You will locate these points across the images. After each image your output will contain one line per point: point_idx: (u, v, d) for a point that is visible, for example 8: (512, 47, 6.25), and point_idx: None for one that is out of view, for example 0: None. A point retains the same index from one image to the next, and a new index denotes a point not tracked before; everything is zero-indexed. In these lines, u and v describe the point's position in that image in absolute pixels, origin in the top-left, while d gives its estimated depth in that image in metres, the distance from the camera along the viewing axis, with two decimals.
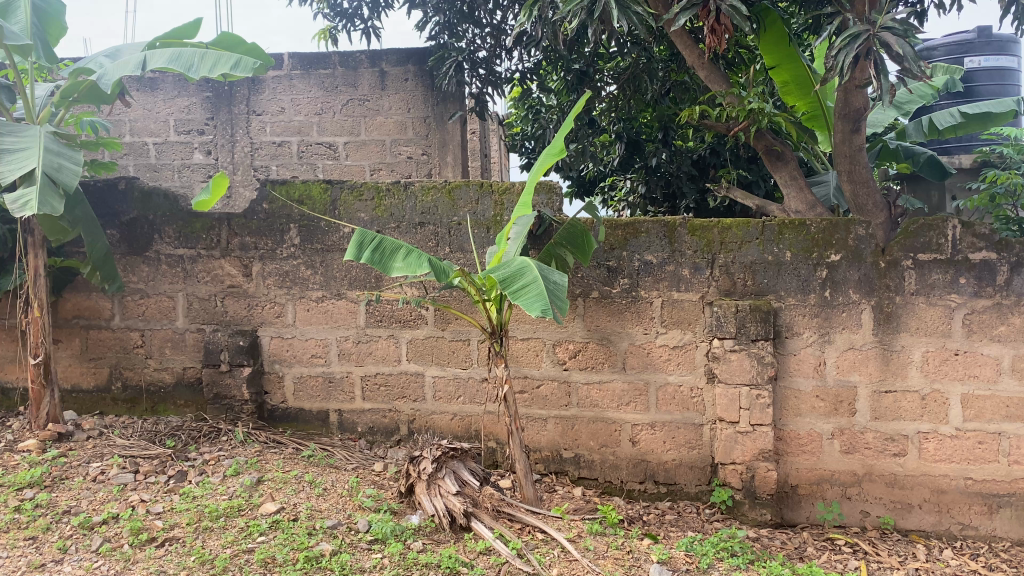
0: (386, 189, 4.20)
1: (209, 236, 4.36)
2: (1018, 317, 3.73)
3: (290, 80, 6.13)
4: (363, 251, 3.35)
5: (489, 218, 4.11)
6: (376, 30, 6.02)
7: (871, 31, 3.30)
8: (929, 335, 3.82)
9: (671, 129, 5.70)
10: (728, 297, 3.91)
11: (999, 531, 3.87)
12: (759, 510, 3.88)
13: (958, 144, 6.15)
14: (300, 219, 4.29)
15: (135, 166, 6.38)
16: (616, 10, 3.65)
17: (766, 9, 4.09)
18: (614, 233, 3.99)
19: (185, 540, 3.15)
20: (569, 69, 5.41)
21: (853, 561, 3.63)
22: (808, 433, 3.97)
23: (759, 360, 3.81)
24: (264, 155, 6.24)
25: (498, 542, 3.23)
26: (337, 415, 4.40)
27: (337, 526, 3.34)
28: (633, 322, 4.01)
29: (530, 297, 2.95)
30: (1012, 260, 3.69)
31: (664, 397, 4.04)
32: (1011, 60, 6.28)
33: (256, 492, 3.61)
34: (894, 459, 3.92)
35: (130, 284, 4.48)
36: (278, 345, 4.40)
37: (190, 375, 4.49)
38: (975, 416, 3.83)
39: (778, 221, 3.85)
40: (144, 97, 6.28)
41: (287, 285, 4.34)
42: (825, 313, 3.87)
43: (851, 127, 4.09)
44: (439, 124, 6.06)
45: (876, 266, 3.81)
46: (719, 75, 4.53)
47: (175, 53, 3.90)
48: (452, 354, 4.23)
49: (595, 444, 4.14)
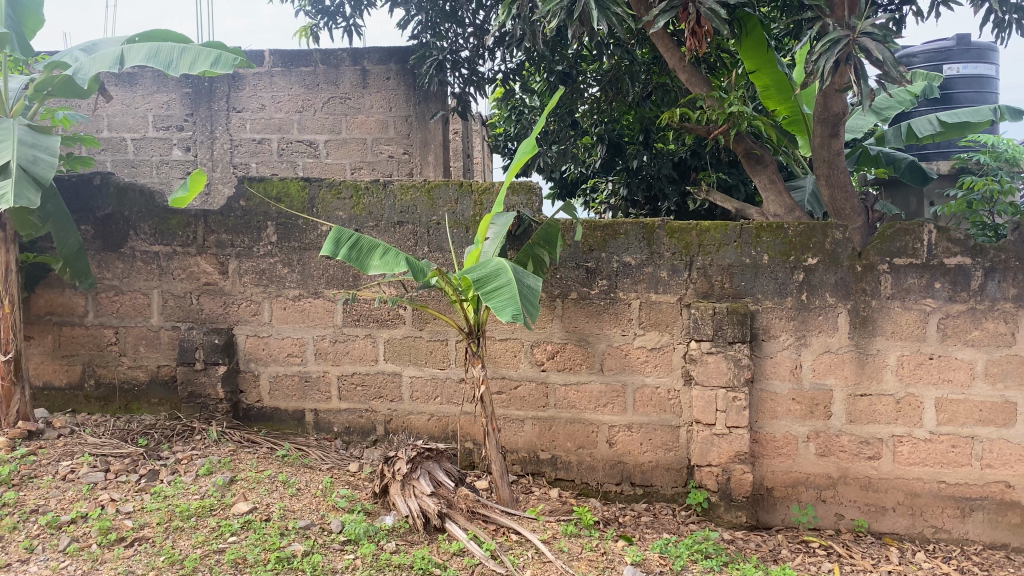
0: (365, 187, 4.17)
1: (185, 233, 4.32)
2: (991, 322, 3.76)
3: (270, 77, 6.09)
4: (340, 247, 3.32)
5: (468, 219, 4.09)
6: (358, 28, 5.97)
7: (851, 37, 3.31)
8: (904, 339, 3.84)
9: (651, 132, 5.73)
10: (706, 300, 3.91)
11: (972, 534, 3.89)
12: (733, 512, 3.88)
13: (937, 150, 6.27)
14: (277, 217, 4.24)
15: (113, 162, 6.31)
16: (596, 10, 3.60)
17: (748, 15, 4.11)
18: (593, 234, 3.97)
19: (154, 540, 3.11)
20: (552, 71, 5.33)
21: (826, 564, 3.65)
22: (784, 436, 3.98)
23: (736, 362, 3.80)
24: (243, 153, 6.20)
25: (472, 543, 3.20)
26: (313, 414, 4.36)
27: (310, 526, 3.31)
28: (611, 323, 4.01)
29: (501, 301, 2.95)
30: (985, 265, 3.72)
31: (642, 399, 4.03)
32: (989, 68, 6.34)
33: (229, 492, 3.56)
34: (869, 462, 3.94)
35: (104, 281, 4.42)
36: (253, 343, 4.36)
37: (164, 373, 4.44)
38: (949, 420, 3.85)
39: (755, 224, 3.86)
40: (122, 92, 6.21)
41: (263, 283, 4.30)
42: (802, 316, 3.88)
43: (829, 132, 4.07)
44: (421, 124, 6.04)
45: (853, 270, 3.83)
46: (699, 77, 4.52)
47: (152, 49, 3.85)
48: (430, 354, 4.21)
49: (572, 445, 4.14)
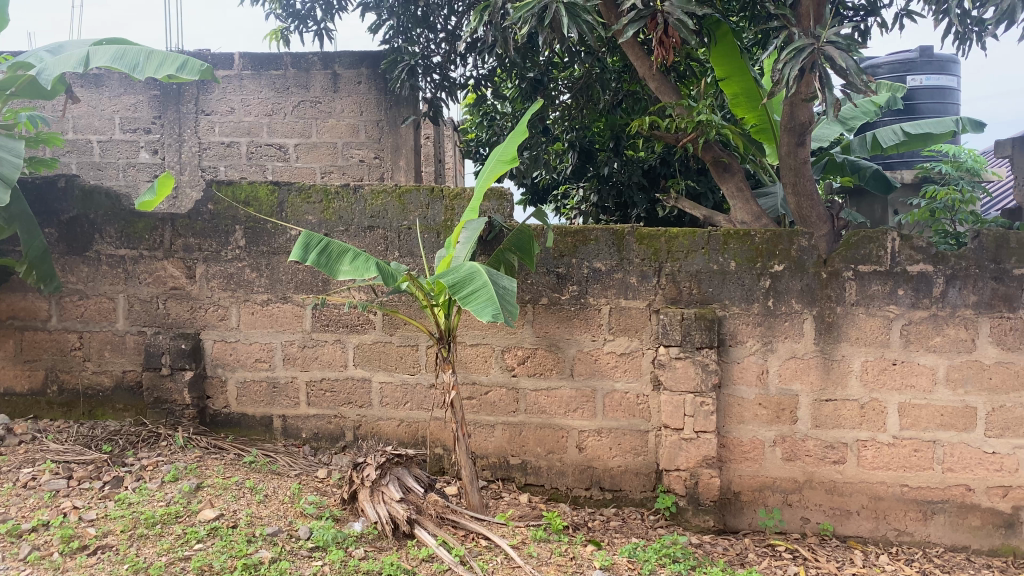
0: (335, 191, 4.16)
1: (152, 237, 4.27)
2: (952, 329, 3.85)
3: (240, 80, 6.05)
4: (310, 252, 3.30)
5: (439, 223, 4.09)
6: (328, 32, 5.95)
7: (815, 45, 3.37)
8: (868, 345, 3.90)
9: (622, 139, 5.83)
10: (674, 305, 3.95)
11: (934, 537, 3.97)
12: (701, 517, 3.90)
13: (900, 160, 6.47)
14: (245, 221, 4.21)
15: (78, 164, 6.20)
16: (567, 18, 3.64)
17: (717, 23, 4.17)
18: (564, 240, 3.99)
19: (118, 548, 3.06)
20: (523, 78, 5.28)
21: (792, 567, 3.69)
22: (751, 441, 4.02)
23: (703, 367, 3.83)
24: (211, 156, 6.13)
25: (441, 549, 3.20)
26: (281, 420, 4.33)
27: (277, 533, 3.28)
28: (581, 328, 4.03)
29: (480, 302, 2.94)
30: (947, 273, 3.81)
31: (611, 404, 4.06)
32: (950, 80, 6.50)
33: (195, 498, 3.52)
34: (834, 466, 4.00)
35: (68, 285, 4.35)
36: (221, 348, 4.32)
37: (129, 379, 4.38)
38: (912, 425, 3.92)
39: (723, 231, 3.90)
40: (87, 93, 6.13)
41: (231, 288, 4.26)
42: (768, 321, 3.93)
43: (796, 140, 4.14)
44: (393, 128, 6.03)
45: (818, 276, 3.88)
46: (670, 86, 4.56)
47: (119, 50, 3.81)
48: (400, 359, 4.20)
49: (542, 450, 4.15)
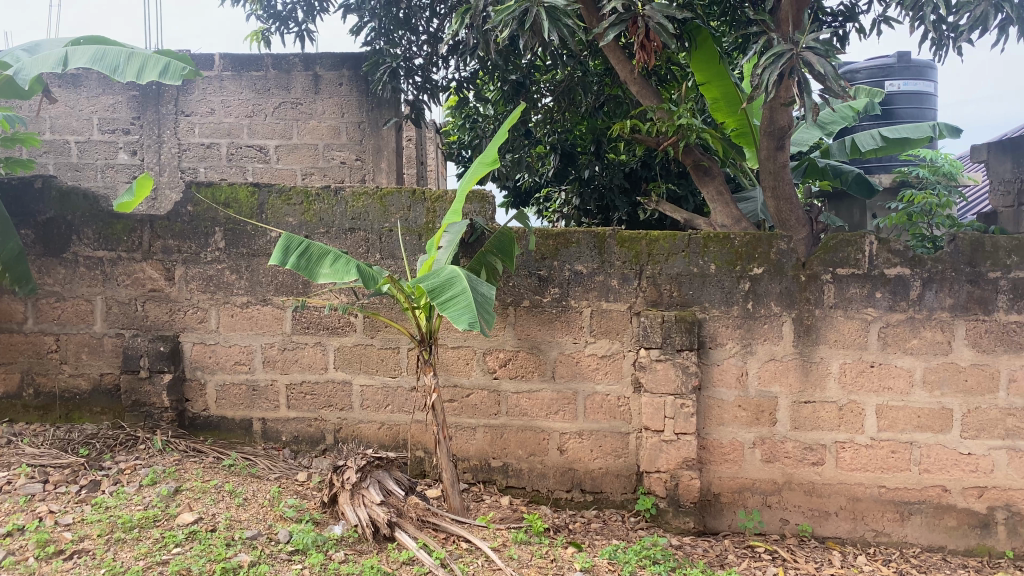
0: (316, 193, 4.14)
1: (130, 238, 4.23)
2: (929, 331, 3.89)
3: (220, 81, 6.01)
4: (289, 256, 3.28)
5: (420, 226, 4.09)
6: (310, 33, 5.94)
7: (794, 51, 3.39)
8: (846, 347, 3.94)
9: (603, 143, 5.79)
10: (655, 308, 3.96)
11: (911, 537, 4.01)
12: (682, 518, 3.92)
13: (878, 164, 6.56)
14: (225, 222, 4.19)
15: (55, 165, 6.14)
16: (547, 22, 3.65)
17: (699, 28, 4.20)
18: (546, 243, 4.00)
19: (95, 552, 3.03)
20: (506, 80, 5.30)
21: (771, 568, 3.71)
22: (731, 442, 4.04)
23: (684, 369, 3.85)
24: (191, 157, 6.09)
25: (422, 552, 3.19)
26: (261, 423, 4.30)
27: (257, 537, 3.26)
28: (563, 331, 4.04)
29: (458, 309, 2.93)
30: (923, 276, 3.86)
31: (592, 406, 4.07)
32: (929, 85, 6.57)
33: (173, 502, 3.49)
34: (813, 467, 4.02)
35: (45, 286, 4.31)
36: (200, 351, 4.29)
37: (107, 382, 4.34)
38: (889, 426, 3.96)
39: (703, 234, 3.92)
40: (65, 93, 6.07)
41: (210, 290, 4.23)
42: (748, 324, 3.96)
43: (775, 145, 4.17)
44: (374, 130, 6.01)
45: (797, 279, 3.92)
46: (651, 89, 4.58)
47: (99, 51, 3.79)
48: (381, 362, 4.19)
49: (523, 452, 4.15)
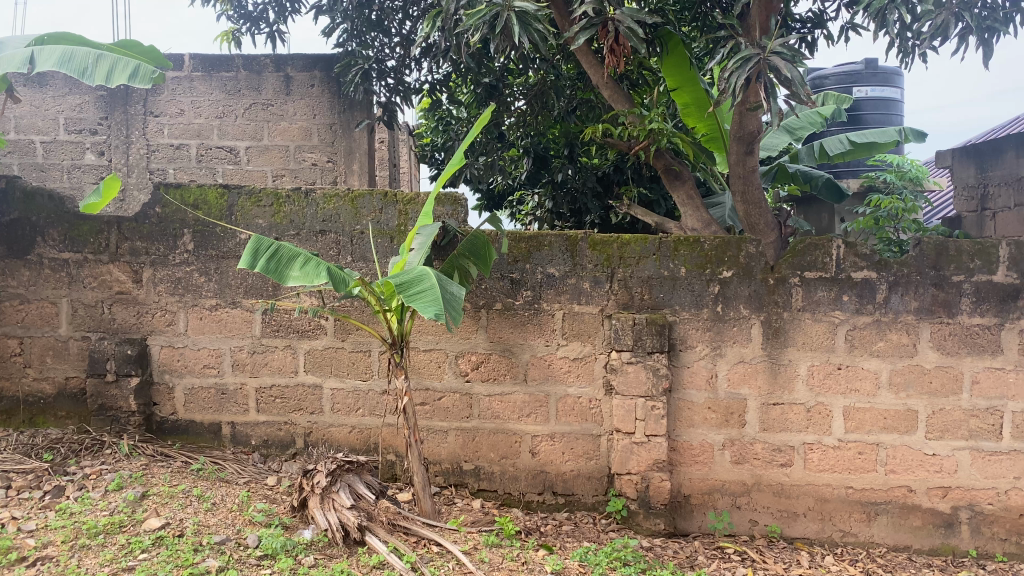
0: (286, 195, 4.12)
1: (97, 240, 4.17)
2: (894, 334, 3.95)
3: (190, 82, 5.96)
4: (258, 259, 3.24)
5: (392, 228, 4.08)
6: (281, 34, 5.90)
7: (761, 55, 3.44)
8: (814, 350, 3.99)
9: (576, 146, 5.86)
10: (626, 311, 3.98)
11: (877, 537, 4.06)
12: (653, 520, 3.94)
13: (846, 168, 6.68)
14: (194, 224, 4.14)
15: (20, 165, 6.03)
16: (518, 25, 3.66)
17: (669, 34, 4.24)
18: (518, 246, 4.01)
19: (58, 559, 2.98)
20: (479, 83, 5.31)
21: (740, 569, 3.74)
22: (701, 444, 4.07)
23: (655, 372, 3.88)
24: (160, 158, 6.02)
25: (392, 555, 3.18)
26: (230, 427, 4.26)
27: (225, 542, 3.22)
28: (535, 333, 4.04)
29: (425, 301, 2.92)
30: (889, 279, 3.92)
31: (564, 408, 4.08)
32: (895, 91, 6.69)
33: (140, 507, 3.44)
34: (781, 469, 4.07)
35: (8, 289, 4.24)
36: (168, 354, 4.24)
37: (72, 385, 4.27)
38: (856, 428, 4.02)
39: (673, 237, 3.95)
40: (30, 93, 5.97)
41: (179, 293, 4.19)
42: (718, 327, 3.99)
43: (744, 149, 4.21)
44: (346, 132, 6.00)
45: (765, 283, 3.96)
46: (622, 93, 4.62)
47: (66, 52, 3.74)
48: (352, 365, 4.17)
49: (495, 455, 4.14)
